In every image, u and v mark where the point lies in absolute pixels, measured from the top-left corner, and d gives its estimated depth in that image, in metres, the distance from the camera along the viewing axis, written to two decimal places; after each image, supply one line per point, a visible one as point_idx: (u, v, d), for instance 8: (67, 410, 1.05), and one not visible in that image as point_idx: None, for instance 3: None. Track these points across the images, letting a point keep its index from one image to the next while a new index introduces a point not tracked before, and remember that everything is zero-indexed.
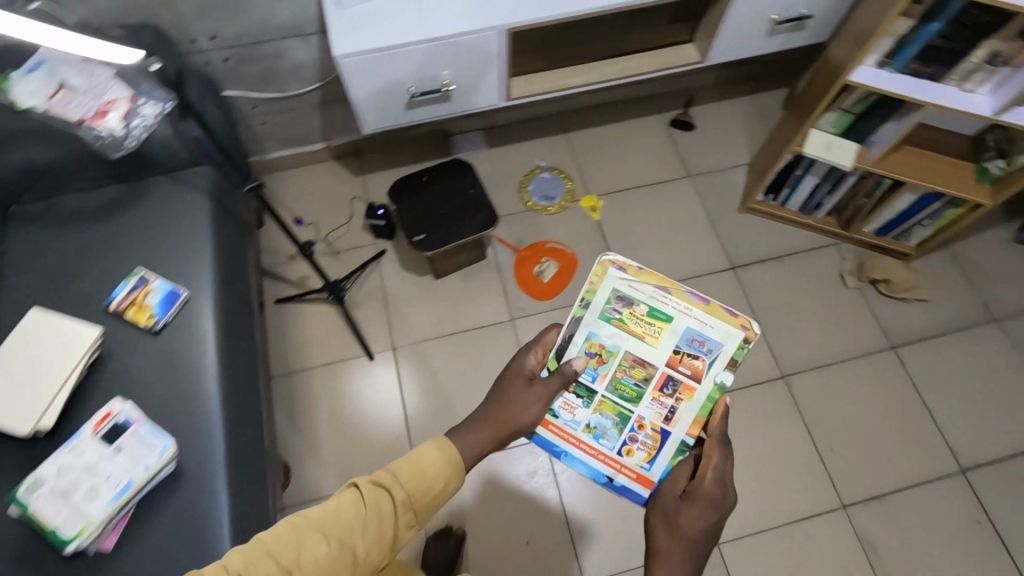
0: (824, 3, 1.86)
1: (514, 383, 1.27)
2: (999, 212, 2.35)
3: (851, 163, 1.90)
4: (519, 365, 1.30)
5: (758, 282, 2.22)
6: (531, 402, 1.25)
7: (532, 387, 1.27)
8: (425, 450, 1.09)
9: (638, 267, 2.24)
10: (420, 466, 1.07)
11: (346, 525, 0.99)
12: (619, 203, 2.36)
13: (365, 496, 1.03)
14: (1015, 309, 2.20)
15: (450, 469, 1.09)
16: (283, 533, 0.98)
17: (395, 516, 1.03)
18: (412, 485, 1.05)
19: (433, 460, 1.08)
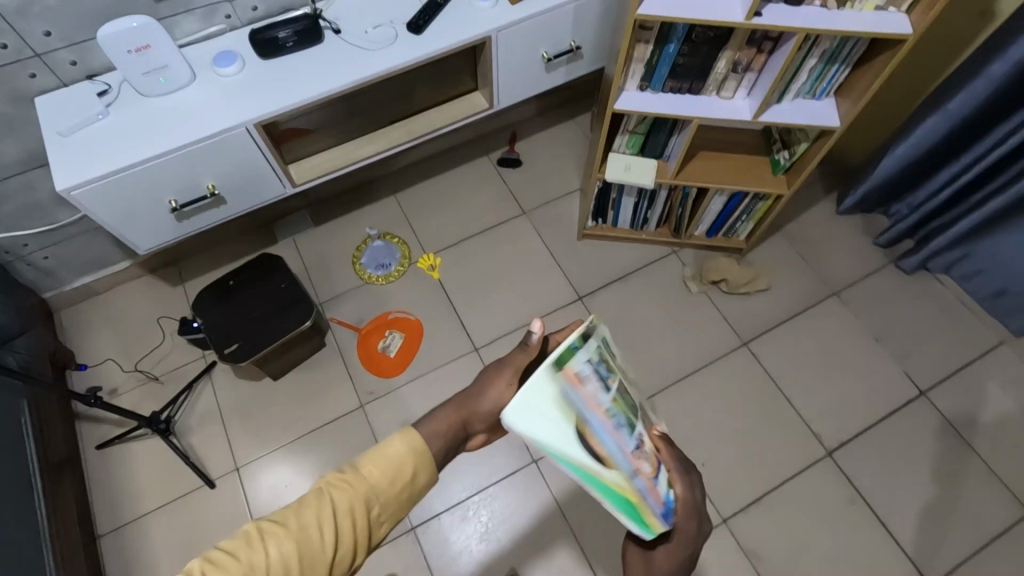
0: (589, 33, 1.86)
1: (492, 375, 1.09)
2: (819, 186, 2.43)
3: (653, 180, 1.90)
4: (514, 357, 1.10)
5: (606, 308, 2.20)
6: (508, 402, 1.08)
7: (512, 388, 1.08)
8: (390, 440, 0.98)
9: (486, 319, 2.17)
10: (385, 456, 0.96)
11: (304, 525, 0.89)
12: (458, 256, 2.30)
13: (324, 493, 0.92)
14: (849, 278, 2.27)
15: (416, 460, 0.98)
16: (240, 541, 0.87)
17: (356, 515, 0.92)
18: (374, 478, 0.95)
19: (399, 451, 0.97)
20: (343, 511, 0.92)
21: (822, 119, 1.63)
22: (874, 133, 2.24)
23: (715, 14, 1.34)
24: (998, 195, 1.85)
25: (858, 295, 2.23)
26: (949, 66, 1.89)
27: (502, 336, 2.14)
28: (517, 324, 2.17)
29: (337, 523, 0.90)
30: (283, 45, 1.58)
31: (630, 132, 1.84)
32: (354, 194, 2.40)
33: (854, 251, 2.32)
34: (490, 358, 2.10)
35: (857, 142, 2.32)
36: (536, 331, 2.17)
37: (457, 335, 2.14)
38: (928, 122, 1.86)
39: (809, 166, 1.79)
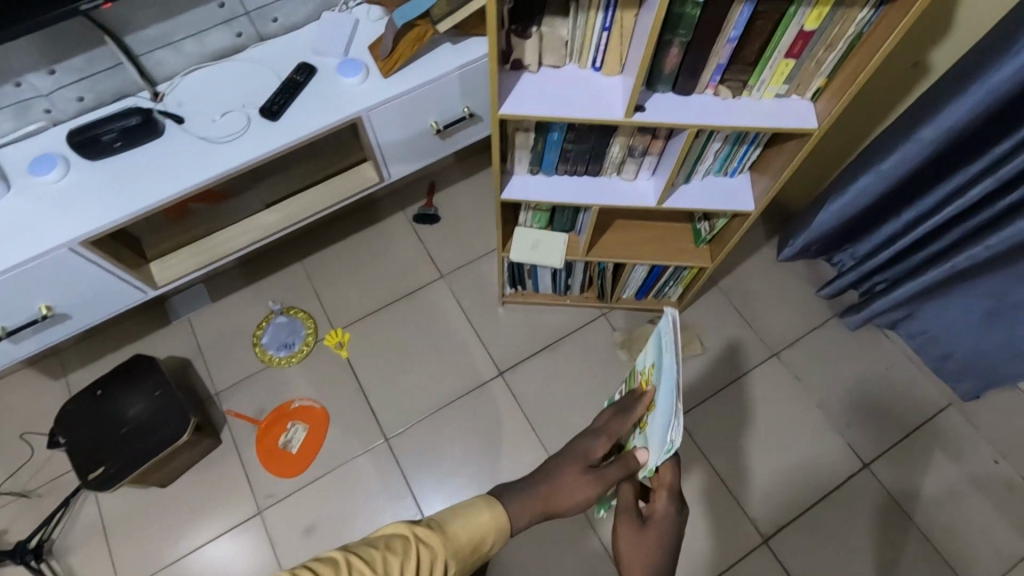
0: (484, 97, 1.65)
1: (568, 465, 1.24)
2: (759, 233, 2.26)
3: (562, 258, 1.72)
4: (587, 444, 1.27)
5: (530, 383, 2.04)
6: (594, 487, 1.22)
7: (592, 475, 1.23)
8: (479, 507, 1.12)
9: (397, 403, 2.00)
10: (469, 521, 1.09)
11: (389, 567, 0.97)
12: (369, 331, 2.11)
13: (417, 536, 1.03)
14: (789, 337, 2.11)
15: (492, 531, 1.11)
16: (327, 566, 0.96)
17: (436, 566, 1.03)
18: (458, 535, 1.07)
19: (484, 518, 1.10)
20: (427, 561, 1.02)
21: (733, 201, 1.45)
22: (819, 173, 1.99)
23: (589, 112, 1.15)
24: (938, 262, 1.68)
25: (798, 356, 2.08)
26: (897, 108, 1.65)
27: (415, 422, 1.98)
28: (432, 407, 2.00)
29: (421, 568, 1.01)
30: (110, 143, 1.36)
31: (532, 210, 1.65)
32: (256, 262, 2.20)
33: (795, 305, 2.16)
34: (402, 449, 1.94)
35: (800, 181, 2.07)
36: (454, 413, 2.00)
37: (366, 423, 1.97)
38: (860, 182, 1.66)
39: (729, 243, 1.63)
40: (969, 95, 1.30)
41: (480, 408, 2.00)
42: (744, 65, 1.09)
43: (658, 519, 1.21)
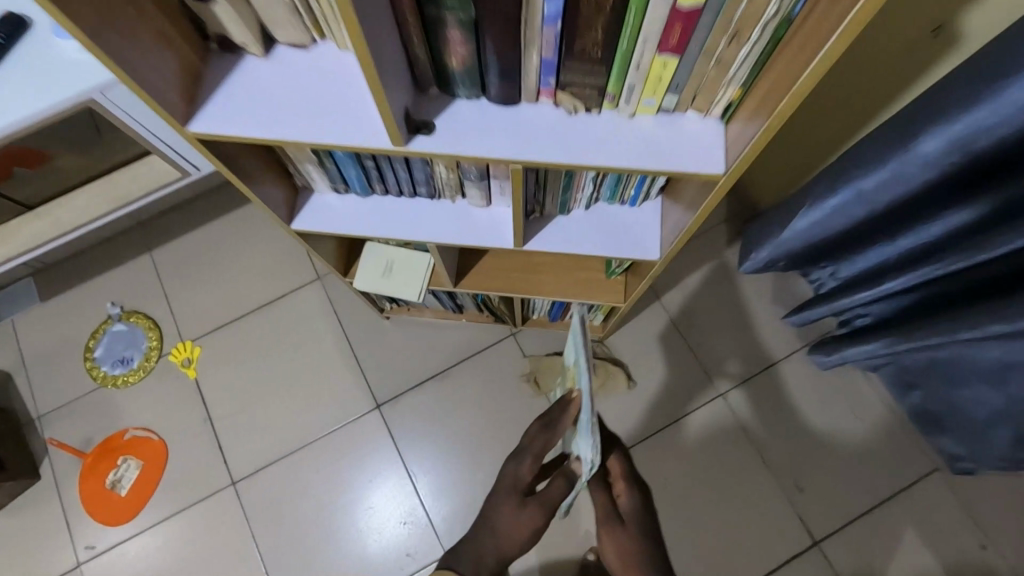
0: None
1: (506, 497, 1.13)
2: (720, 234, 1.78)
3: (424, 289, 1.29)
4: (515, 472, 1.14)
5: (412, 419, 1.67)
6: (533, 512, 1.11)
7: (524, 502, 1.13)
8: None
9: (252, 438, 1.66)
10: None
11: None
12: (225, 347, 1.74)
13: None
14: (743, 373, 1.68)
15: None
16: None
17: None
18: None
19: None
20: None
21: (632, 245, 0.99)
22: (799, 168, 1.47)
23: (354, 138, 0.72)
24: (924, 322, 1.20)
25: (751, 399, 1.66)
26: (902, 101, 1.13)
27: (272, 462, 1.64)
28: (292, 445, 1.65)
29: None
30: None
31: None
32: (94, 253, 1.80)
33: (754, 332, 1.71)
34: (254, 496, 1.62)
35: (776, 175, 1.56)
36: (318, 452, 1.66)
37: (213, 462, 1.64)
38: (834, 195, 1.14)
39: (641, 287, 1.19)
40: (1006, 100, 0.82)
41: (351, 449, 1.65)
42: (589, 65, 0.64)
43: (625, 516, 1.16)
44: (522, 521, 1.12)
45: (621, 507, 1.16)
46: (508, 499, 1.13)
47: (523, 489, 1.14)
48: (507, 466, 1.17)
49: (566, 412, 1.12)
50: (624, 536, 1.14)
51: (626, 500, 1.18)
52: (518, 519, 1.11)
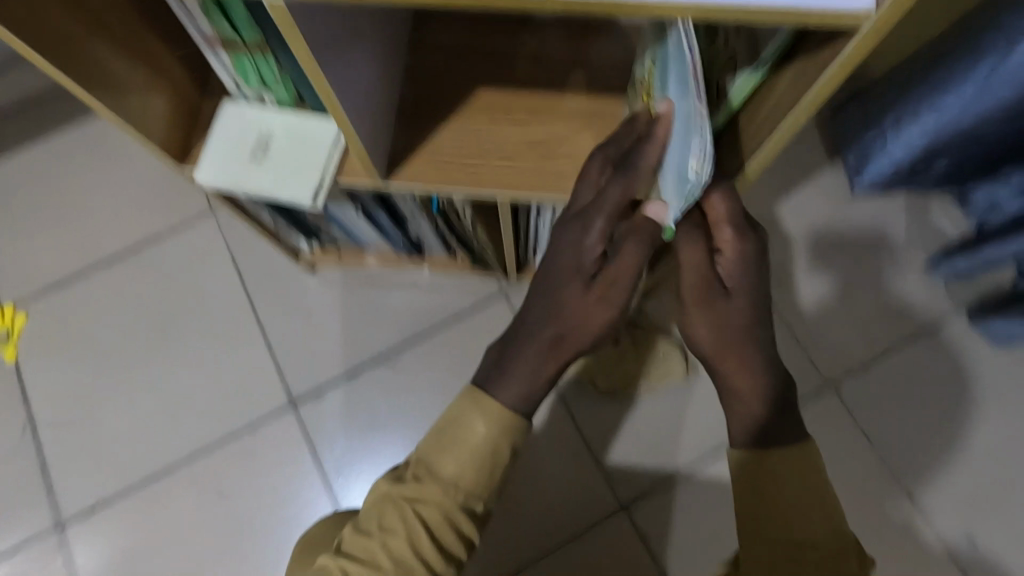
0: None
1: (569, 277, 0.55)
2: (821, 143, 1.15)
3: (327, 189, 0.69)
4: (578, 243, 0.56)
5: (345, 424, 1.06)
6: (615, 307, 0.54)
7: (605, 294, 0.54)
8: (462, 415, 0.54)
9: (95, 456, 1.06)
10: (454, 451, 0.53)
11: None
12: (61, 315, 1.13)
13: (398, 506, 0.53)
14: (860, 355, 1.08)
15: (511, 440, 0.54)
16: None
17: (448, 538, 0.53)
18: (456, 474, 0.53)
19: (483, 440, 0.53)
20: (429, 541, 0.52)
21: None
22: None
23: None
24: None
25: (876, 397, 1.06)
26: None
27: (126, 493, 1.04)
28: (158, 465, 1.05)
29: (432, 564, 0.53)
30: None
31: (220, 49, 0.62)
32: None
33: (879, 291, 1.10)
34: (93, 546, 1.02)
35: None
36: (196, 476, 1.05)
37: (31, 494, 1.05)
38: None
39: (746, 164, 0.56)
40: None
41: (247, 473, 1.05)
42: None
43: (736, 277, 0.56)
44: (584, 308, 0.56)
45: (725, 262, 0.56)
46: (573, 290, 0.54)
47: (596, 263, 0.55)
48: (558, 232, 0.57)
49: (628, 137, 0.58)
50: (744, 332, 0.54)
51: (732, 257, 0.56)
52: (590, 317, 0.54)
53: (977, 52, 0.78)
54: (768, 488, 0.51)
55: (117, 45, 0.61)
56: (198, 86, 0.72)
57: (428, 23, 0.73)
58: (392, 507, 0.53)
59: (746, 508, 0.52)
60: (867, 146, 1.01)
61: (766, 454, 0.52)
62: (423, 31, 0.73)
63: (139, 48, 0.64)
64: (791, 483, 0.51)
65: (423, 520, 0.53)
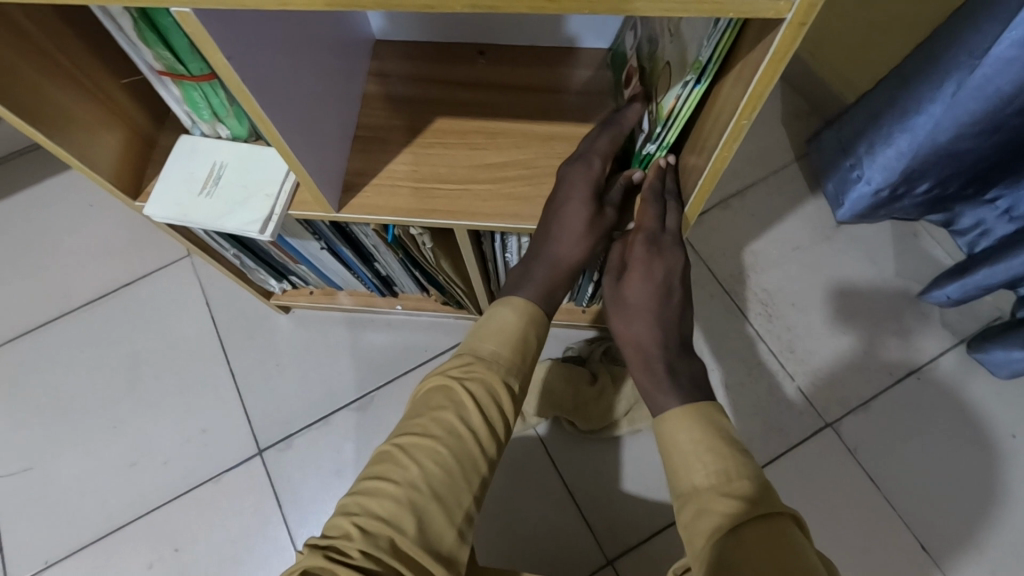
0: None
1: (573, 204, 0.61)
2: (802, 175, 1.14)
3: (279, 220, 0.66)
4: (583, 175, 0.62)
5: (312, 474, 1.01)
6: (598, 238, 0.64)
7: (596, 225, 0.63)
8: (495, 311, 0.60)
9: (52, 510, 1.01)
10: (491, 330, 0.58)
11: (416, 472, 0.51)
12: (27, 362, 1.10)
13: (445, 386, 0.55)
14: (859, 392, 1.01)
15: (536, 329, 0.60)
16: (339, 533, 0.49)
17: (495, 414, 0.55)
18: (495, 352, 0.57)
19: (516, 325, 0.58)
20: (477, 412, 0.54)
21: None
22: None
23: None
24: None
25: (879, 435, 0.99)
26: None
27: (78, 552, 0.98)
28: (114, 521, 1.00)
29: (479, 439, 0.54)
30: None
31: (168, 80, 0.61)
32: None
33: (873, 322, 1.05)
34: None
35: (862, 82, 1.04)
36: (153, 535, 0.99)
37: None
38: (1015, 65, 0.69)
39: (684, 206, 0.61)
40: None
41: (208, 526, 0.99)
42: None
43: (657, 281, 0.62)
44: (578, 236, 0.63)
45: (646, 265, 0.62)
46: (576, 216, 0.62)
47: (597, 199, 0.63)
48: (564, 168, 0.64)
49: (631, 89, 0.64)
50: (650, 318, 0.61)
51: (651, 263, 0.62)
52: (584, 247, 0.63)
53: (944, 71, 0.77)
54: (673, 456, 0.52)
55: (67, 77, 0.61)
56: (155, 118, 0.72)
57: (387, 60, 0.74)
58: (440, 390, 0.55)
59: (670, 490, 0.52)
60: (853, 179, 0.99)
61: (664, 425, 0.54)
62: (382, 68, 0.74)
63: (90, 80, 0.63)
64: (690, 444, 0.51)
65: (472, 396, 0.54)
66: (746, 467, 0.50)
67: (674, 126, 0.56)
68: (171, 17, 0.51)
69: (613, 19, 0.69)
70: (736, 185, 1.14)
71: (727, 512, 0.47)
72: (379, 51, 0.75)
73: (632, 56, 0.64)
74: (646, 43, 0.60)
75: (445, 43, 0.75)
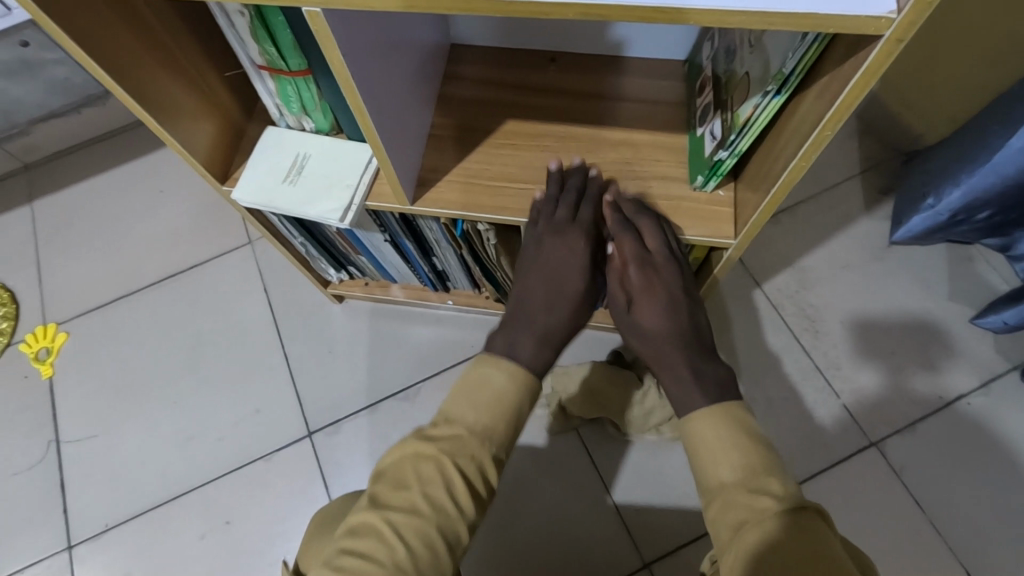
0: None
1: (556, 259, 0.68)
2: (855, 193, 1.14)
3: (357, 209, 0.70)
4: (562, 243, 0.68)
5: (359, 459, 1.04)
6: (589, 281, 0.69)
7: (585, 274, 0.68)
8: (487, 373, 0.59)
9: (112, 476, 1.06)
10: (483, 398, 0.57)
11: (400, 556, 0.49)
12: (97, 335, 1.17)
13: (434, 459, 0.53)
14: (906, 414, 1.01)
15: (527, 397, 0.60)
16: None
17: (483, 486, 0.55)
18: (487, 425, 0.56)
19: (509, 392, 0.58)
20: (466, 488, 0.53)
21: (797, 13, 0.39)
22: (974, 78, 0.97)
23: None
24: None
25: (925, 456, 0.98)
26: None
27: (135, 518, 1.03)
28: (169, 492, 1.04)
29: (465, 513, 0.53)
30: None
31: (267, 74, 0.65)
32: None
33: (922, 342, 1.05)
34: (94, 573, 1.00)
35: (922, 101, 1.03)
36: (204, 507, 1.03)
37: (47, 513, 1.04)
38: None
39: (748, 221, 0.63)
40: None
41: (256, 502, 1.03)
42: None
43: (661, 303, 0.65)
44: (571, 283, 0.67)
45: (648, 288, 0.65)
46: (565, 275, 0.68)
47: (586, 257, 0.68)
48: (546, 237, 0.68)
49: (704, 103, 0.66)
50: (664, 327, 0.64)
51: (649, 287, 0.65)
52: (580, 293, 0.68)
53: None
54: (700, 452, 0.53)
55: (176, 69, 0.65)
56: (244, 110, 0.77)
57: (463, 63, 0.78)
58: (429, 461, 0.54)
59: (698, 487, 0.53)
60: (913, 199, 0.99)
61: (692, 423, 0.55)
62: (459, 71, 0.78)
63: (195, 72, 0.68)
64: (719, 444, 0.52)
65: (462, 471, 0.53)
66: (773, 468, 0.50)
67: (750, 135, 0.57)
68: (282, 15, 0.56)
69: (686, 32, 0.72)
70: (788, 200, 1.14)
71: (756, 510, 0.47)
72: (456, 55, 0.79)
73: (708, 69, 0.67)
74: (723, 56, 0.63)
75: (520, 51, 0.78)
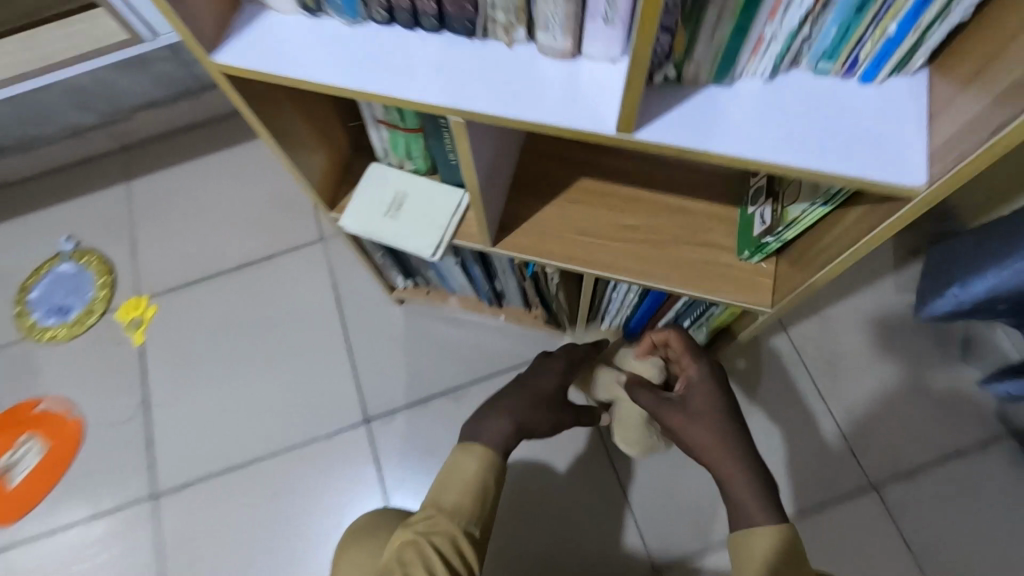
0: None
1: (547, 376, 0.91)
2: (884, 251, 1.22)
3: (445, 246, 0.82)
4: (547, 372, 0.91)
5: (409, 446, 1.17)
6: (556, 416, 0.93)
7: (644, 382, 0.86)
8: (460, 458, 0.79)
9: (192, 437, 1.21)
10: (455, 484, 0.77)
11: None
12: (184, 310, 1.31)
13: (415, 542, 0.71)
14: (908, 461, 1.10)
15: (490, 474, 0.79)
16: None
17: (457, 560, 0.71)
18: (456, 506, 0.75)
19: (475, 470, 0.78)
20: (442, 562, 0.69)
21: (859, 174, 0.48)
22: None
23: None
24: None
25: (919, 502, 1.08)
26: None
27: (210, 476, 1.18)
28: (240, 457, 1.19)
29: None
30: None
31: (384, 127, 0.76)
32: (62, 176, 1.44)
33: (928, 398, 1.14)
34: (174, 519, 1.15)
35: None
36: (272, 473, 1.17)
37: (135, 463, 1.19)
38: None
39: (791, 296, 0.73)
40: None
41: (317, 474, 1.17)
42: None
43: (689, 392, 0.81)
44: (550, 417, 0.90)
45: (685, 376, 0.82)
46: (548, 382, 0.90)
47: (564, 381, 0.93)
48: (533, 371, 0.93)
49: (755, 189, 0.76)
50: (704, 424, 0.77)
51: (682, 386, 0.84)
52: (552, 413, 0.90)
53: None
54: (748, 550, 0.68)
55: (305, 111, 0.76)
56: (350, 144, 0.87)
57: None
58: (410, 544, 0.71)
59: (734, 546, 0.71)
60: None
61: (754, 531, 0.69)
62: None
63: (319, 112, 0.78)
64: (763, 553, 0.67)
65: (438, 550, 0.70)
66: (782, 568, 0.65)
67: (796, 229, 0.67)
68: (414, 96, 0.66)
69: None
70: None
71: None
72: None
73: None
74: None
75: None
